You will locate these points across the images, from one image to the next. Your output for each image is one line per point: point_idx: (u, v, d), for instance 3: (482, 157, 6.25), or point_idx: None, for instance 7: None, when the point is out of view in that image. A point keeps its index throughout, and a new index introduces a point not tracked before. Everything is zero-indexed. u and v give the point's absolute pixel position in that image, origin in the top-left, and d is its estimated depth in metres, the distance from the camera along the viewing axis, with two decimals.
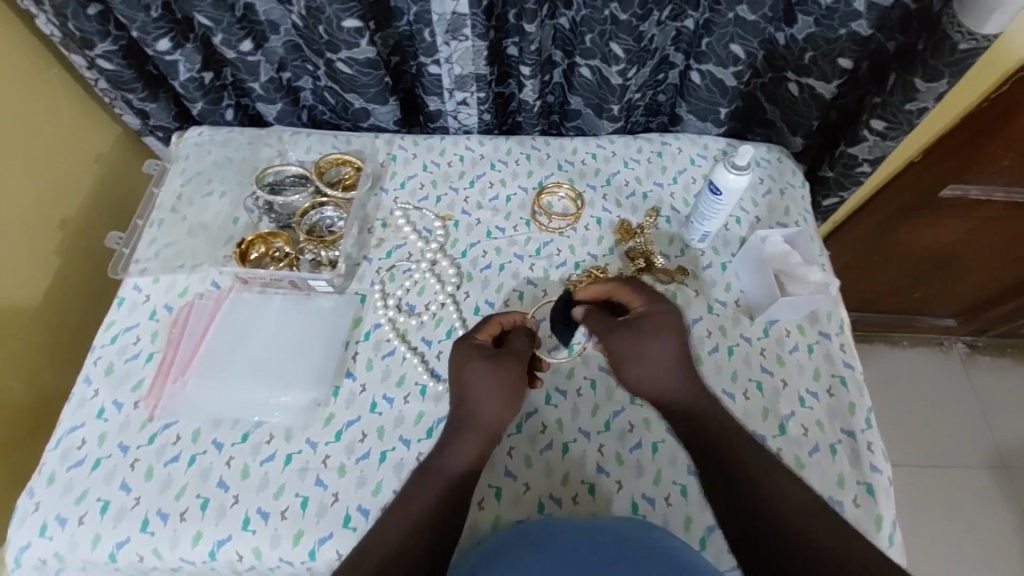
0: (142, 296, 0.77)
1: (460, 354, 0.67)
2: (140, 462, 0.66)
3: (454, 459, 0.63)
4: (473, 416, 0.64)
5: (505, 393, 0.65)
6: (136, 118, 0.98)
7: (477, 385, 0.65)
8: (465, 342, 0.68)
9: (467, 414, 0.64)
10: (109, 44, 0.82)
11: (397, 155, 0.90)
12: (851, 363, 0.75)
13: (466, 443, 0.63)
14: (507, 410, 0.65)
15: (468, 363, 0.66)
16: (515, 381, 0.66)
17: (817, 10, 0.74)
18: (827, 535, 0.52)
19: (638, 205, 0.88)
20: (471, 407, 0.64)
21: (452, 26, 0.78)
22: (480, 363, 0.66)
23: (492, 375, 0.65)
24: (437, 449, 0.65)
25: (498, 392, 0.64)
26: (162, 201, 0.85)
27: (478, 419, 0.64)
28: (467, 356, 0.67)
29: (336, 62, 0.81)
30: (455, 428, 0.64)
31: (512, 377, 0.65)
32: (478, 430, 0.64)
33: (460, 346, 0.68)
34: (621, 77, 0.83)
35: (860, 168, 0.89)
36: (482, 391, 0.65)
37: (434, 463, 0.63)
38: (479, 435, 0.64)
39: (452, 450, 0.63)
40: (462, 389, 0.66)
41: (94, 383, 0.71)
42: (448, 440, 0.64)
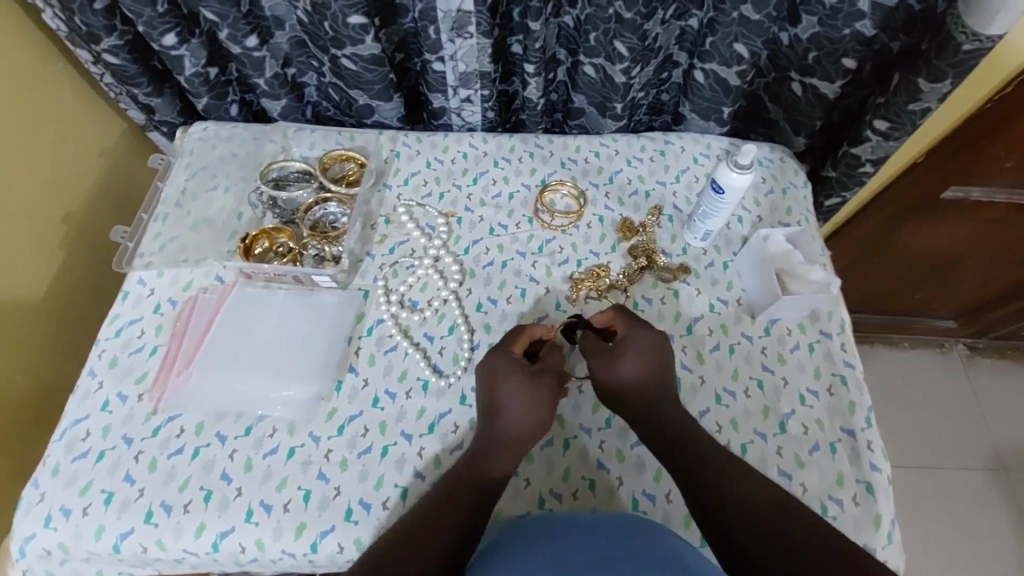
0: (147, 290, 0.78)
1: (497, 364, 0.68)
2: (143, 454, 0.67)
3: (485, 468, 0.62)
4: (508, 427, 0.65)
5: (538, 409, 0.66)
6: (141, 113, 0.99)
7: (514, 396, 0.66)
8: (502, 354, 0.69)
9: (502, 424, 0.65)
10: (115, 39, 0.82)
11: (400, 152, 0.90)
12: (852, 363, 0.76)
13: (499, 453, 0.63)
14: (540, 427, 0.66)
15: (507, 375, 0.67)
16: (548, 401, 0.67)
17: (821, 10, 0.74)
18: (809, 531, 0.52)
19: (640, 204, 0.88)
20: (507, 418, 0.65)
21: (456, 23, 0.78)
22: (517, 376, 0.67)
23: (529, 388, 0.66)
24: (465, 456, 0.64)
25: (534, 407, 0.66)
26: (166, 196, 0.86)
27: (507, 432, 0.65)
28: (503, 370, 0.68)
29: (341, 58, 0.81)
30: (485, 437, 0.65)
31: (546, 395, 0.67)
32: (509, 441, 0.64)
33: (499, 357, 0.68)
34: (625, 76, 0.83)
35: (862, 169, 0.89)
36: (517, 404, 0.66)
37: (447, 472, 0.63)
38: (509, 448, 0.64)
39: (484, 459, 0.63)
40: (496, 399, 0.66)
41: (98, 375, 0.72)
42: (478, 449, 0.64)
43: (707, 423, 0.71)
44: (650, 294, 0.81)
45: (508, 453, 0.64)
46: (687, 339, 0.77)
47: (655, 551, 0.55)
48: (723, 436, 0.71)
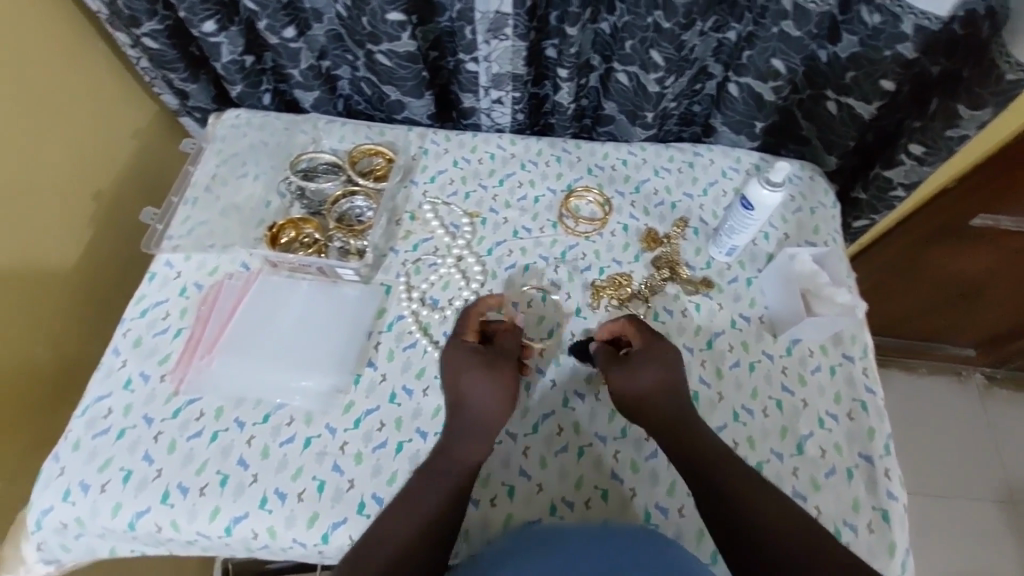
0: (174, 272, 0.79)
1: (455, 355, 0.69)
2: (162, 435, 0.68)
3: (461, 458, 0.63)
4: (474, 413, 0.65)
5: (503, 392, 0.67)
6: (174, 98, 1.00)
7: (476, 383, 0.66)
8: (455, 342, 0.70)
9: (467, 414, 0.65)
10: (156, 23, 0.83)
11: (428, 149, 0.91)
12: (873, 388, 0.75)
13: (473, 442, 0.64)
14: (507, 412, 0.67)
15: (463, 361, 0.68)
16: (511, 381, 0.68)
17: (863, 30, 0.74)
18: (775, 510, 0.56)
19: (665, 215, 0.88)
20: (472, 406, 0.66)
21: (493, 24, 0.78)
22: (477, 364, 0.68)
23: (488, 374, 0.67)
24: (439, 448, 0.65)
25: (499, 385, 0.67)
26: (197, 180, 0.86)
27: (482, 422, 0.65)
28: (461, 360, 0.68)
29: (376, 53, 0.82)
30: (454, 426, 0.65)
31: (509, 374, 0.68)
32: (478, 422, 0.65)
33: (455, 349, 0.69)
34: (659, 85, 0.83)
35: (893, 192, 0.88)
36: (482, 392, 0.66)
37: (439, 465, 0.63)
38: (482, 433, 0.64)
39: (458, 446, 0.64)
40: (460, 391, 0.67)
41: (122, 354, 0.73)
42: (452, 441, 0.64)
43: (723, 440, 0.71)
44: (671, 305, 0.80)
45: (479, 440, 0.64)
46: (706, 354, 0.77)
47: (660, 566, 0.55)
48: (739, 454, 0.70)
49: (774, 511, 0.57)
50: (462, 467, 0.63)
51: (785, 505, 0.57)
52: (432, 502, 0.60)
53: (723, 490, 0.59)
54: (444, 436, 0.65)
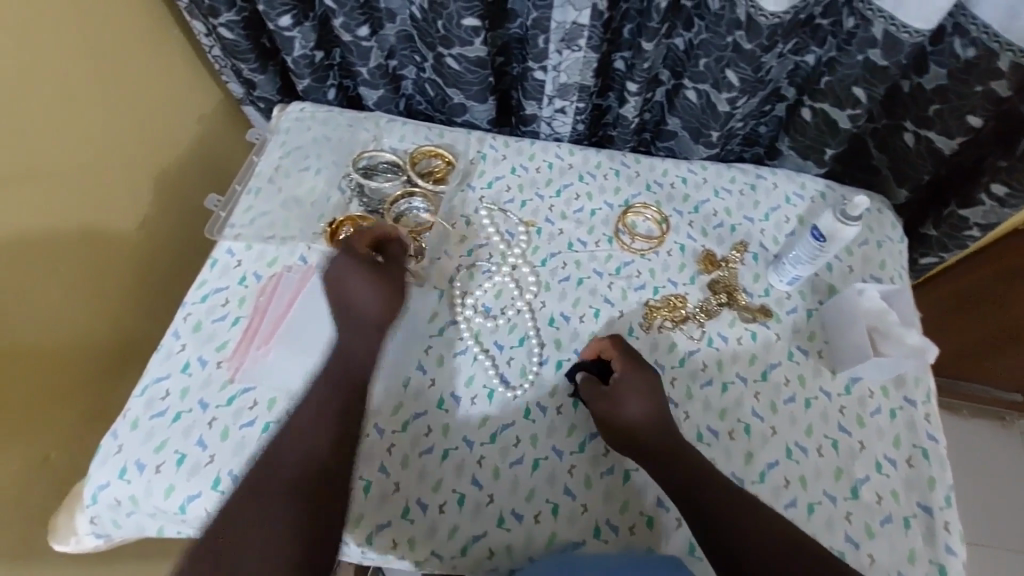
0: (234, 260, 0.80)
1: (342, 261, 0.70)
2: (217, 421, 0.69)
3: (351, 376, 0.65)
4: (362, 321, 0.68)
5: (387, 298, 0.69)
6: (241, 87, 1.02)
7: (365, 288, 0.68)
8: (344, 251, 0.70)
9: (358, 315, 0.68)
10: (233, 14, 0.85)
11: (487, 154, 0.90)
12: (935, 435, 0.72)
13: (361, 355, 0.67)
14: (388, 319, 0.69)
15: (359, 270, 0.69)
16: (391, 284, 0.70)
17: (953, 63, 0.71)
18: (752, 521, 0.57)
19: (724, 237, 0.86)
20: (353, 314, 0.68)
21: (568, 35, 0.77)
22: (364, 269, 0.69)
23: (374, 280, 0.69)
24: (345, 359, 0.66)
25: (384, 292, 0.69)
26: (260, 171, 0.88)
27: (364, 322, 0.68)
28: (349, 268, 0.69)
29: (446, 57, 0.82)
30: (358, 337, 0.67)
31: (392, 281, 0.70)
32: (362, 325, 0.68)
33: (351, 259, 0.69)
34: (729, 105, 0.81)
35: (968, 232, 0.85)
36: (362, 293, 0.68)
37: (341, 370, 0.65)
38: (370, 331, 0.68)
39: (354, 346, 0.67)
40: (346, 295, 0.69)
41: (181, 337, 0.74)
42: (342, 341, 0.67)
43: (775, 476, 0.69)
44: (726, 331, 0.79)
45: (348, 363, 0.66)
46: (761, 385, 0.75)
47: None
48: (790, 492, 0.68)
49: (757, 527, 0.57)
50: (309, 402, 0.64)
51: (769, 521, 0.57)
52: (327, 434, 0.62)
53: (710, 515, 0.58)
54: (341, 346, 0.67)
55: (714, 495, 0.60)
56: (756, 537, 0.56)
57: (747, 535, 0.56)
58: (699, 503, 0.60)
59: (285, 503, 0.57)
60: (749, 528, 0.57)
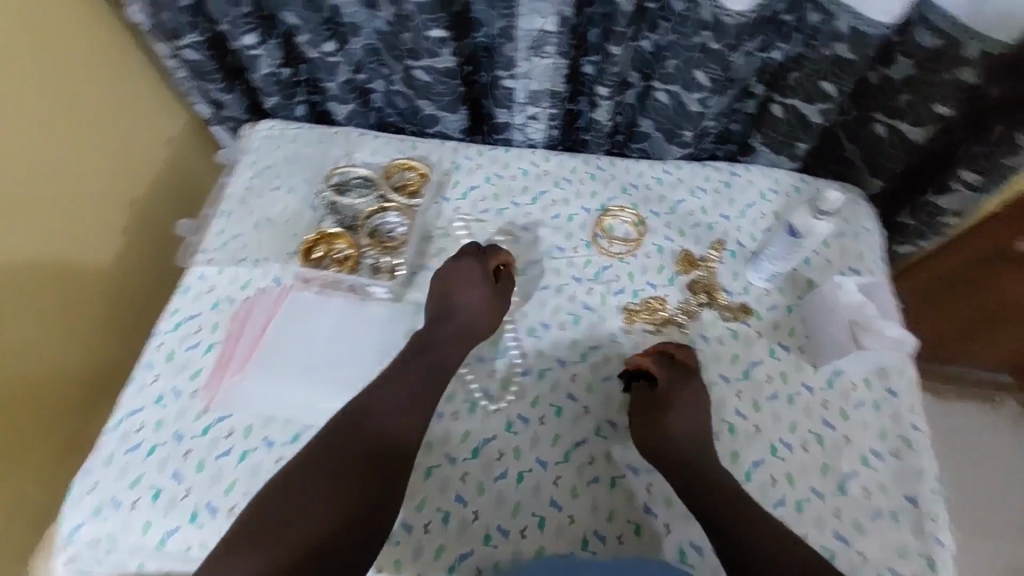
0: (206, 285, 0.79)
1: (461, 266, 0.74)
2: (192, 453, 0.68)
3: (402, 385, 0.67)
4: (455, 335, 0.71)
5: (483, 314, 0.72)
6: (208, 108, 0.98)
7: (470, 301, 0.72)
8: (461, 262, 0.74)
9: (457, 325, 0.71)
10: (197, 35, 0.84)
11: (461, 164, 0.89)
12: (920, 426, 0.72)
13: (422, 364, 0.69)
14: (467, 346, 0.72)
15: (466, 282, 0.73)
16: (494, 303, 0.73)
17: (919, 53, 0.71)
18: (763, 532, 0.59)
19: (701, 236, 0.85)
20: (449, 326, 0.71)
21: (535, 43, 0.76)
22: (476, 290, 0.72)
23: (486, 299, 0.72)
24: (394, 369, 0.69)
25: (486, 311, 0.72)
26: (231, 193, 0.87)
27: (452, 346, 0.71)
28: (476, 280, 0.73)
29: (414, 69, 0.81)
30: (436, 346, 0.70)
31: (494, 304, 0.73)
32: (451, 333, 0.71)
33: (459, 271, 0.73)
34: (700, 105, 0.81)
35: (943, 218, 0.85)
36: (478, 309, 0.72)
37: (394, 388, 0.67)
38: (462, 340, 0.71)
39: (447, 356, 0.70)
40: (455, 305, 0.72)
41: (155, 368, 0.73)
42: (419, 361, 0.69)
43: (761, 475, 0.69)
44: (708, 332, 0.78)
45: (424, 384, 0.68)
46: (744, 384, 0.75)
47: None
48: (778, 491, 0.68)
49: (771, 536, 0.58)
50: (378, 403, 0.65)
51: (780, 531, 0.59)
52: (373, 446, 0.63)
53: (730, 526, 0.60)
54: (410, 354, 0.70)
55: (731, 504, 0.61)
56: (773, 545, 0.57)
57: (765, 545, 0.57)
58: (719, 511, 0.61)
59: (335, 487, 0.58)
60: (764, 538, 0.58)
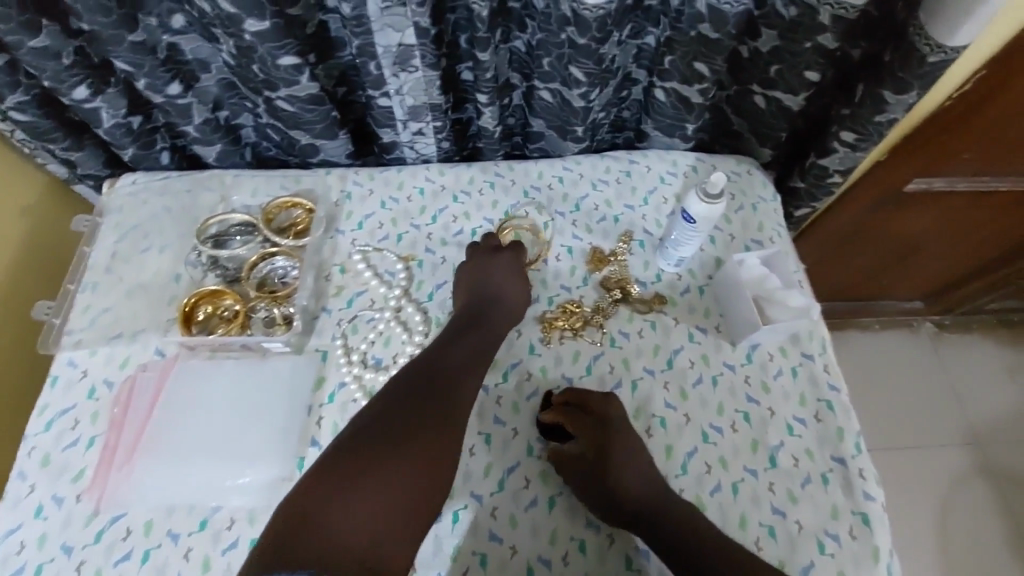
0: (79, 372, 0.70)
1: (499, 258, 0.75)
2: (86, 564, 0.61)
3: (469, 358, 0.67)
4: (495, 314, 0.71)
5: (523, 294, 0.75)
6: (62, 166, 0.88)
7: (512, 285, 0.74)
8: (505, 256, 0.76)
9: (499, 309, 0.72)
10: (20, 94, 0.74)
11: (351, 192, 0.84)
12: (837, 385, 0.74)
13: (480, 338, 0.69)
14: (513, 324, 0.73)
15: (505, 266, 0.75)
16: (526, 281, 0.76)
17: (779, 23, 0.71)
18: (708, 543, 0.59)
19: (609, 230, 0.84)
20: (498, 304, 0.72)
21: (399, 57, 0.72)
22: (512, 269, 0.75)
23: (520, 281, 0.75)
24: (440, 347, 0.68)
25: (522, 290, 0.75)
26: (95, 262, 0.78)
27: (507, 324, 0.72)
28: (506, 265, 0.75)
29: (276, 100, 0.75)
30: (474, 325, 0.70)
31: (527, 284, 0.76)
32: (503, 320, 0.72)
33: (501, 260, 0.75)
34: (583, 100, 0.79)
35: (831, 179, 0.87)
36: (509, 287, 0.74)
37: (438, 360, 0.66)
38: (506, 323, 0.72)
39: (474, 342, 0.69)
40: (495, 289, 0.73)
41: (29, 476, 0.65)
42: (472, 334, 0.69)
43: (695, 465, 0.69)
44: (627, 328, 0.77)
45: (472, 358, 0.67)
46: (668, 374, 0.74)
47: None
48: (713, 477, 0.68)
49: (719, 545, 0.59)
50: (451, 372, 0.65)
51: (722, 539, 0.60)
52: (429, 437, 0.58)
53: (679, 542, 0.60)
54: (454, 331, 0.70)
55: (677, 525, 0.61)
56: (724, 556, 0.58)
57: (715, 561, 0.58)
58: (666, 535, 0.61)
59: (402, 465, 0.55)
60: (715, 553, 0.58)
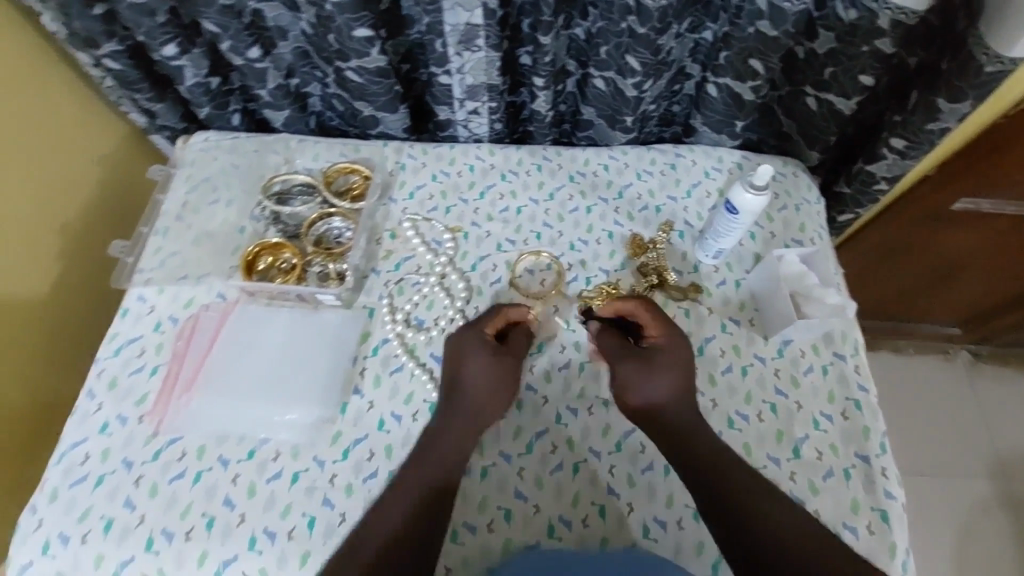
0: (147, 307, 0.76)
1: (463, 343, 0.69)
2: (143, 479, 0.66)
3: (444, 455, 0.65)
4: (465, 409, 0.66)
5: (498, 385, 0.67)
6: (142, 116, 0.95)
7: (480, 374, 0.67)
8: (472, 331, 0.70)
9: (463, 400, 0.66)
10: (115, 44, 0.80)
11: (406, 164, 0.88)
12: (866, 386, 0.75)
13: (452, 435, 0.65)
14: (500, 409, 0.68)
15: (472, 350, 0.68)
16: (506, 372, 0.68)
17: (839, 26, 0.73)
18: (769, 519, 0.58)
19: (650, 219, 0.86)
20: (469, 400, 0.66)
21: (465, 36, 0.76)
22: (482, 354, 0.68)
23: (493, 367, 0.67)
24: (422, 441, 0.66)
25: (491, 381, 0.67)
26: (167, 209, 0.84)
27: (476, 416, 0.66)
28: (472, 347, 0.68)
29: (345, 70, 0.80)
30: (446, 417, 0.66)
31: (509, 367, 0.68)
32: (470, 412, 0.66)
33: (470, 337, 0.69)
34: (637, 89, 0.82)
35: (877, 185, 0.87)
36: (479, 380, 0.67)
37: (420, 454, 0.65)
38: (472, 420, 0.66)
39: (449, 434, 0.65)
40: (460, 376, 0.67)
41: (97, 397, 0.71)
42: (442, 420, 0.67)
43: None
44: (661, 313, 0.79)
45: (438, 455, 0.65)
46: (698, 360, 0.76)
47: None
48: None
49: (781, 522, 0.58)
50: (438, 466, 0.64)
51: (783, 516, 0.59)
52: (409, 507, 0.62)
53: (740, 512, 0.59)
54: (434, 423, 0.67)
55: (737, 492, 0.60)
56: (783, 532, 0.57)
57: (774, 534, 0.57)
58: (721, 493, 0.60)
59: (424, 514, 0.61)
60: (774, 528, 0.58)
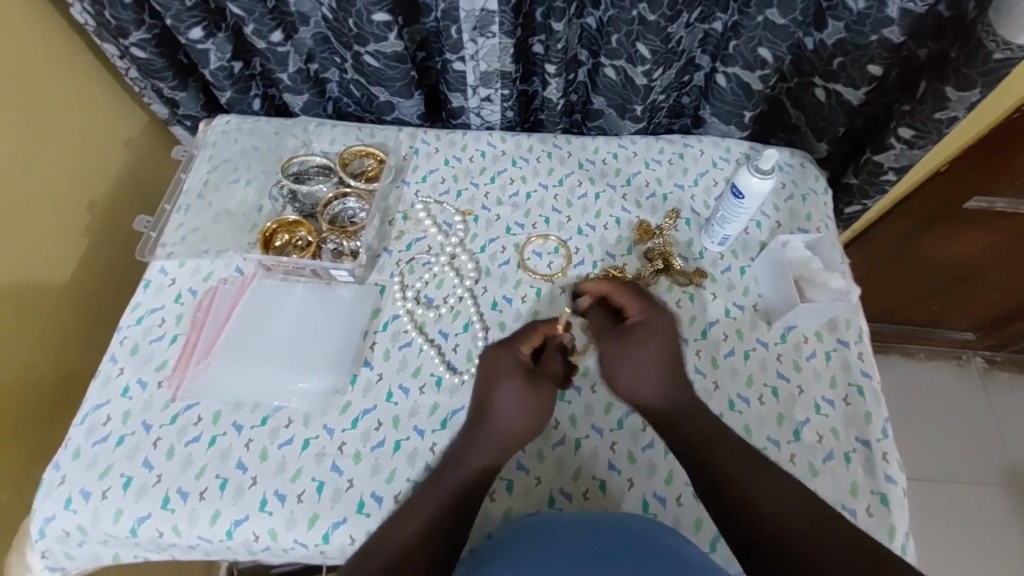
0: (168, 279, 0.80)
1: (496, 361, 0.69)
2: (161, 441, 0.69)
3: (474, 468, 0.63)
4: (500, 429, 0.65)
5: (530, 412, 0.66)
6: (164, 107, 1.00)
7: (513, 399, 0.66)
8: (508, 350, 0.70)
9: (491, 421, 0.66)
10: (143, 32, 0.83)
11: (419, 149, 0.90)
12: (869, 373, 0.75)
13: (485, 449, 0.64)
14: (532, 433, 0.67)
15: (507, 372, 0.68)
16: (545, 403, 0.68)
17: (847, 15, 0.73)
18: (775, 493, 0.56)
19: (657, 206, 0.87)
20: (501, 420, 0.65)
21: (480, 22, 0.78)
22: (516, 376, 0.67)
23: (525, 391, 0.67)
24: (453, 454, 0.65)
25: (525, 405, 0.66)
26: (189, 188, 0.87)
27: (503, 435, 0.65)
28: (504, 368, 0.68)
29: (363, 55, 0.82)
30: (477, 435, 0.65)
31: (545, 396, 0.68)
32: (500, 434, 0.65)
33: (502, 355, 0.69)
34: (646, 78, 0.83)
35: (885, 176, 0.88)
36: (513, 405, 0.66)
37: (452, 468, 0.64)
38: (500, 440, 0.65)
39: (475, 454, 0.64)
40: (491, 398, 0.67)
41: (119, 361, 0.74)
42: (472, 437, 0.66)
43: None
44: (666, 297, 0.81)
45: (468, 462, 0.64)
46: (702, 343, 0.77)
47: (652, 547, 0.55)
48: None
49: (790, 499, 0.55)
50: (470, 476, 0.63)
51: (796, 493, 0.55)
52: (439, 497, 0.61)
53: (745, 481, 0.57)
54: (463, 441, 0.66)
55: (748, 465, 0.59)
56: (786, 511, 0.54)
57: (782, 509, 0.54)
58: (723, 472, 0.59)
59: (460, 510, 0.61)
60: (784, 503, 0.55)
